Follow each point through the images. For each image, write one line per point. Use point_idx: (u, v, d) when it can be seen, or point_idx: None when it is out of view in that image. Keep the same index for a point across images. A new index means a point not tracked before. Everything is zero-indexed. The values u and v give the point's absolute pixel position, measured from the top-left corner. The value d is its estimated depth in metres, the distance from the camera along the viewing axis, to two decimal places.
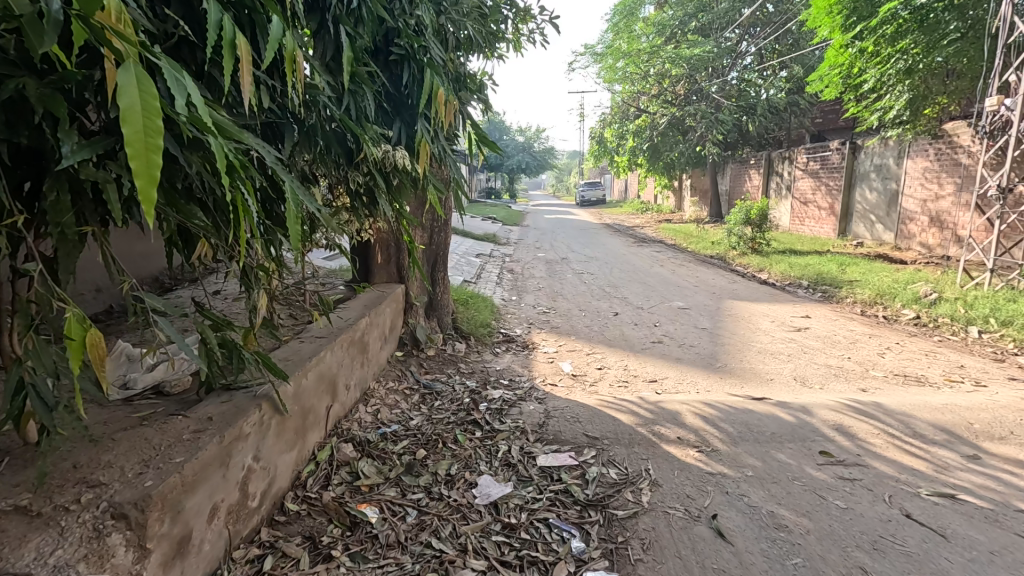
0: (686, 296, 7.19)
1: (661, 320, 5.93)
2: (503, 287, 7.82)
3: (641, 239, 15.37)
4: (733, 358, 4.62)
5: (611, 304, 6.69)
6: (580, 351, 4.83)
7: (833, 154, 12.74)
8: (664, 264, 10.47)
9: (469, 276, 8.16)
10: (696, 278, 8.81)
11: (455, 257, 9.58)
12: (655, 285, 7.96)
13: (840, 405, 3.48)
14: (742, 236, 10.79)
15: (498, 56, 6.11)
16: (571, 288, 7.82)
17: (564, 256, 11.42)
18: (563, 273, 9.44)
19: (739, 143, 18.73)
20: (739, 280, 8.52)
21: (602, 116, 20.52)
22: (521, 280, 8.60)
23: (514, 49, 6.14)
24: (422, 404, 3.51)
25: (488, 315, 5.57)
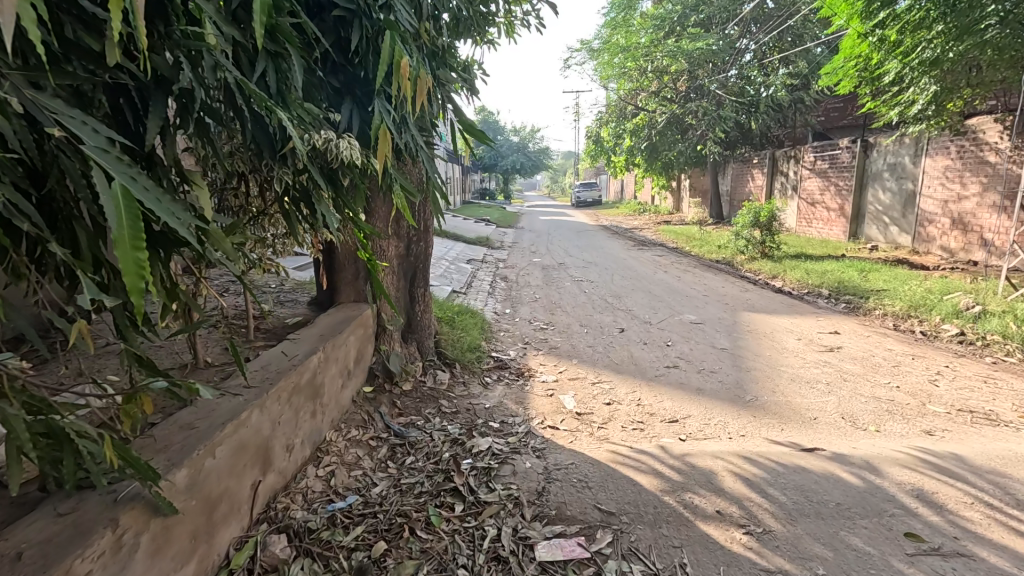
0: (697, 308, 6.52)
1: (673, 338, 5.26)
2: (495, 298, 7.12)
3: (641, 241, 14.74)
4: (763, 388, 3.94)
5: (616, 318, 6.01)
6: (583, 380, 4.14)
7: (842, 153, 12.15)
8: (668, 270, 9.82)
9: (458, 286, 7.46)
10: (704, 286, 8.17)
11: (445, 264, 8.88)
12: (661, 295, 7.30)
13: (912, 459, 2.80)
14: (750, 239, 10.15)
15: (487, 41, 5.42)
16: (570, 299, 7.13)
17: (562, 261, 10.73)
18: (560, 280, 8.75)
19: (740, 142, 18.14)
20: (751, 289, 7.86)
21: (599, 115, 19.87)
22: (516, 289, 7.91)
23: (507, 34, 5.46)
24: (390, 460, 2.80)
25: (478, 336, 4.85)
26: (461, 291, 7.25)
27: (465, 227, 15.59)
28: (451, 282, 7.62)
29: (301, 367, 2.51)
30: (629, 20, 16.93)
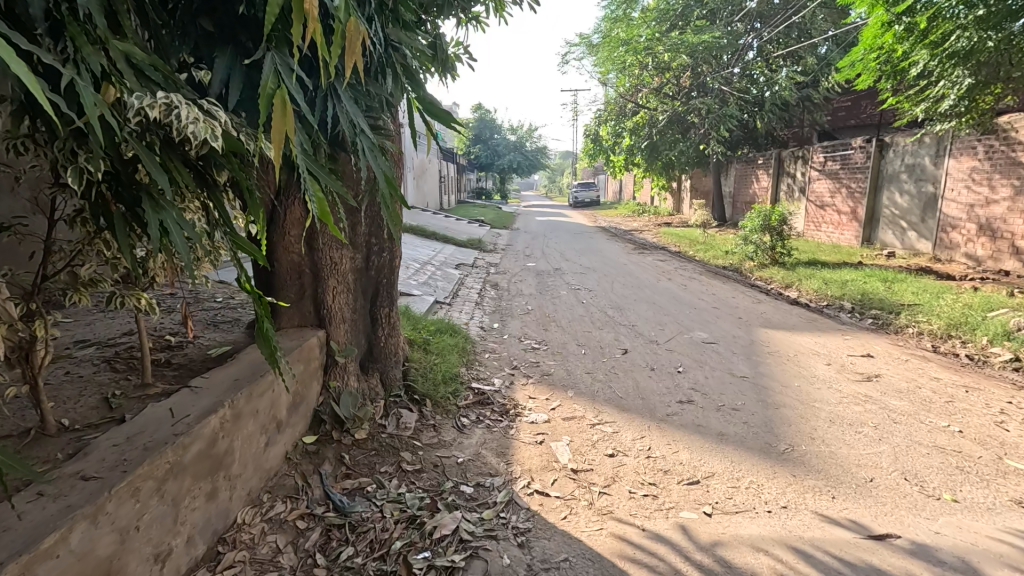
0: (708, 324, 5.82)
1: (683, 362, 4.56)
2: (483, 310, 6.43)
3: (641, 244, 14.07)
4: (798, 433, 3.25)
5: (617, 337, 5.31)
6: (581, 421, 3.43)
7: (855, 153, 11.50)
8: (672, 276, 9.14)
9: (442, 296, 6.75)
10: (713, 295, 7.48)
11: (430, 270, 8.17)
12: (667, 307, 6.61)
13: (1018, 553, 2.10)
14: (760, 244, 9.46)
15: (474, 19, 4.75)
16: (567, 311, 6.43)
17: (557, 266, 10.04)
18: (556, 288, 8.06)
19: (743, 142, 17.49)
20: (765, 301, 7.19)
21: (597, 113, 19.19)
22: (507, 298, 7.21)
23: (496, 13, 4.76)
24: (320, 556, 2.09)
25: (458, 362, 4.12)
26: (446, 303, 6.54)
27: (458, 228, 14.91)
28: (435, 291, 6.91)
29: (188, 436, 1.79)
30: (630, 14, 16.25)
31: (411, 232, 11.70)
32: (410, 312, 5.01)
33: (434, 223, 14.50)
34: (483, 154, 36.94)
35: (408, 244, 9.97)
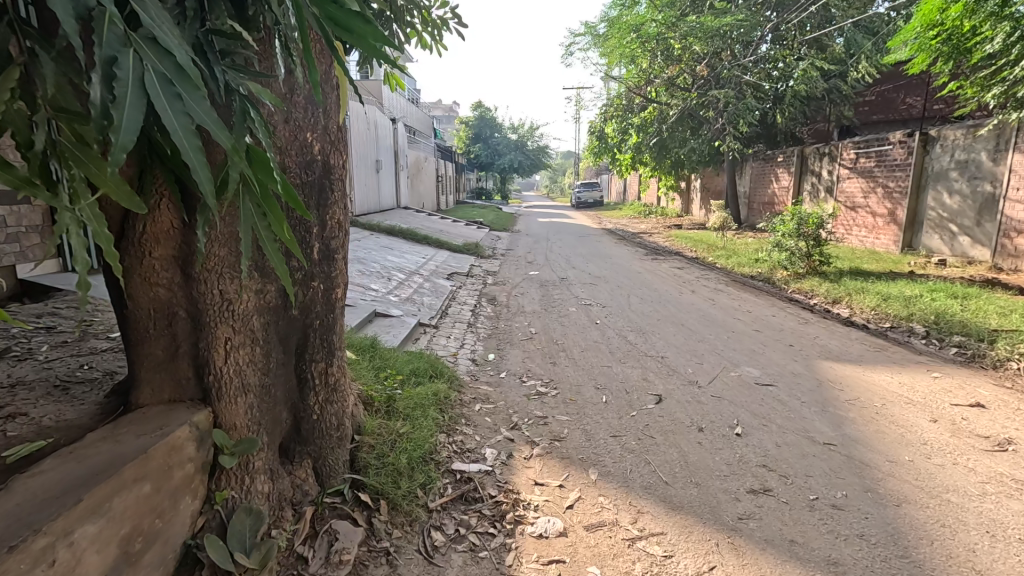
0: (755, 356, 4.67)
1: (739, 417, 3.42)
2: (476, 334, 5.30)
3: (653, 249, 12.92)
4: (954, 562, 2.10)
5: (643, 376, 4.17)
6: (613, 533, 2.29)
7: (894, 149, 10.34)
8: (694, 288, 8.02)
9: (428, 316, 5.63)
10: (749, 314, 6.34)
11: (417, 281, 7.05)
12: (699, 331, 5.48)
13: None
14: (794, 251, 8.30)
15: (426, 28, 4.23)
16: (578, 336, 5.29)
17: (563, 275, 8.92)
18: (563, 303, 6.94)
19: (760, 139, 16.38)
20: (813, 321, 6.05)
21: (603, 109, 18.08)
22: (505, 317, 6.09)
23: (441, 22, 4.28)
24: None
25: (435, 425, 2.97)
26: (432, 325, 5.41)
27: (453, 230, 13.83)
28: (420, 310, 5.78)
29: None
30: (638, 1, 15.16)
31: (401, 236, 10.59)
32: (378, 346, 3.85)
33: (427, 225, 13.40)
34: (483, 153, 35.84)
35: (396, 251, 8.85)
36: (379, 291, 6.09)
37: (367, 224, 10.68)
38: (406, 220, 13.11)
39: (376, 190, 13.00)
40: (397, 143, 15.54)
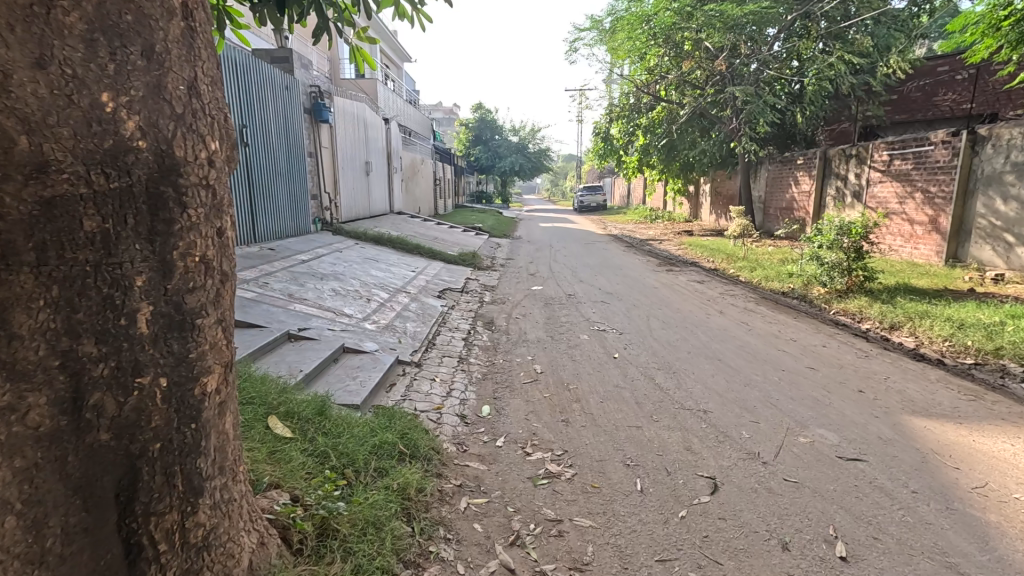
0: (824, 410, 3.64)
1: (835, 522, 2.40)
2: (469, 377, 4.29)
3: (666, 258, 11.94)
4: None
5: (685, 446, 3.15)
6: None
7: (935, 150, 9.38)
8: (720, 307, 7.04)
9: (410, 350, 4.61)
10: (795, 344, 5.32)
11: (402, 302, 6.07)
12: (742, 369, 4.47)
13: None
14: (833, 265, 7.29)
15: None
16: (594, 378, 4.28)
17: (571, 290, 7.93)
18: (572, 326, 5.94)
19: (777, 140, 15.43)
20: (873, 353, 5.05)
21: (608, 108, 17.12)
22: (505, 348, 5.07)
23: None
24: None
25: (394, 560, 1.96)
26: (415, 364, 4.39)
27: (450, 237, 12.85)
28: (402, 341, 4.77)
29: None
30: None
31: (389, 246, 9.59)
32: (329, 411, 2.81)
33: (421, 232, 12.40)
34: (483, 156, 34.93)
35: (380, 264, 7.85)
36: (353, 317, 5.08)
37: (353, 231, 9.68)
38: (399, 227, 12.14)
39: (366, 194, 12.02)
40: (390, 145, 14.58)
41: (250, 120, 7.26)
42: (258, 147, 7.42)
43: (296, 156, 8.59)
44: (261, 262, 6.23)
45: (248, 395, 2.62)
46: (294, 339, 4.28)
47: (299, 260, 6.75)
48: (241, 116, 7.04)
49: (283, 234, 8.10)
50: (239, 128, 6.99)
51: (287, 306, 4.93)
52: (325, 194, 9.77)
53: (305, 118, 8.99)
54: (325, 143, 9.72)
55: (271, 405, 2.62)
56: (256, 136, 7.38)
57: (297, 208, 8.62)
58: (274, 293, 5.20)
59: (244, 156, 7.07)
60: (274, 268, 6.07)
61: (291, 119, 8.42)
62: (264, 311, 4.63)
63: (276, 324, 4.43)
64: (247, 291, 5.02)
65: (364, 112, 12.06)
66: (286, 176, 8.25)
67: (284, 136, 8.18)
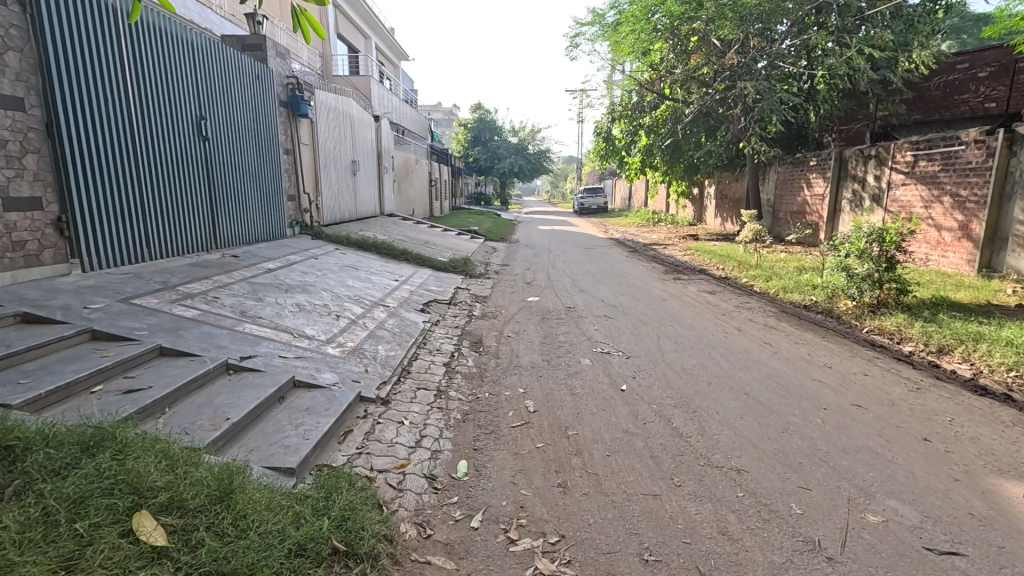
0: (889, 470, 2.88)
1: None
2: (445, 418, 3.53)
3: (672, 264, 11.21)
4: None
5: (720, 529, 2.38)
6: None
7: (967, 149, 8.65)
8: (737, 322, 6.29)
9: (377, 383, 3.85)
10: (831, 373, 4.56)
11: (377, 319, 5.32)
12: (776, 408, 3.72)
13: None
14: (863, 276, 6.53)
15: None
16: (598, 420, 3.52)
17: (570, 302, 7.18)
18: (571, 346, 5.19)
19: (787, 140, 14.73)
20: (925, 384, 4.30)
21: (610, 106, 16.39)
22: (492, 377, 4.32)
23: None
24: None
25: None
26: (381, 401, 3.62)
27: (442, 241, 12.11)
28: (368, 371, 4.01)
29: None
30: None
31: (374, 251, 8.84)
32: (241, 488, 2.06)
33: (411, 236, 11.66)
34: (482, 156, 34.22)
35: (360, 273, 7.09)
36: (314, 339, 4.32)
37: (334, 235, 8.93)
38: (387, 230, 11.40)
39: (352, 195, 11.29)
40: (381, 143, 13.84)
41: (212, 110, 6.49)
42: (221, 141, 6.66)
43: (266, 151, 7.82)
44: (218, 271, 5.48)
45: (117, 470, 1.86)
46: (235, 371, 3.52)
47: (264, 269, 5.99)
48: (201, 106, 6.26)
49: (251, 238, 7.36)
50: (199, 120, 6.21)
51: (235, 326, 4.17)
52: (305, 195, 9.04)
53: (280, 112, 8.26)
54: (304, 140, 9.00)
55: (152, 483, 1.87)
56: (219, 129, 6.62)
57: (268, 209, 7.87)
58: (223, 310, 4.44)
59: (205, 151, 6.31)
60: (231, 279, 5.32)
61: (260, 111, 7.65)
62: (204, 333, 3.87)
63: (215, 350, 3.67)
64: (189, 308, 4.26)
65: (351, 108, 11.32)
66: (255, 174, 7.50)
67: (256, 137, 7.51)
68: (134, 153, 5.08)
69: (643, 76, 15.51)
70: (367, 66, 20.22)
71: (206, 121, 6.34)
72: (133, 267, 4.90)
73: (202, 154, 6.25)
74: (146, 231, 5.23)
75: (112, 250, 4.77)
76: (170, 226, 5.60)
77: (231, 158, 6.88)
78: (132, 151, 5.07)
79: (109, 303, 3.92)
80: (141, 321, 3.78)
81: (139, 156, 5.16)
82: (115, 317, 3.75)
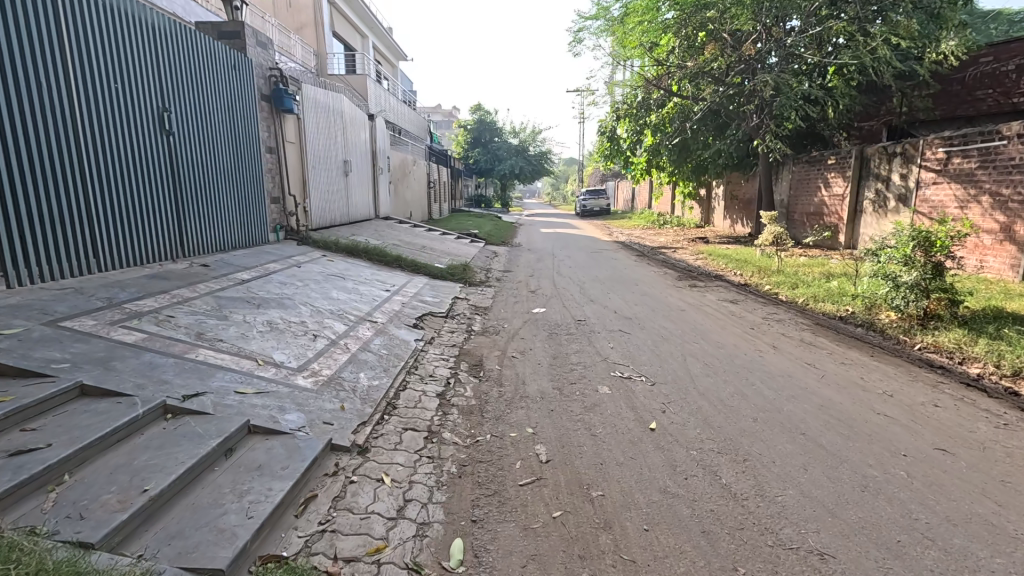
0: (1020, 555, 2.18)
1: None
2: (437, 472, 2.82)
3: (685, 269, 10.51)
4: None
5: None
6: None
7: (1009, 145, 7.99)
8: (769, 338, 5.58)
9: (355, 425, 3.15)
10: (894, 404, 3.86)
11: (361, 339, 4.61)
12: (844, 455, 3.02)
13: None
14: (909, 285, 5.81)
15: None
16: (627, 475, 2.82)
17: (580, 314, 6.48)
18: (585, 369, 4.49)
19: (801, 139, 14.05)
20: (1012, 420, 3.59)
21: (615, 105, 15.72)
22: (494, 412, 3.62)
23: None
24: None
25: None
26: (357, 451, 2.92)
27: (440, 246, 11.41)
28: (344, 409, 3.32)
29: None
30: None
31: (365, 258, 8.15)
32: None
33: (407, 240, 10.97)
34: (482, 158, 33.55)
35: (347, 283, 6.40)
36: (282, 368, 3.63)
37: (322, 241, 8.24)
38: (382, 234, 10.72)
39: (344, 198, 10.61)
40: (376, 143, 13.17)
41: (178, 102, 5.79)
42: (190, 136, 5.95)
43: (244, 147, 7.11)
44: (179, 284, 4.79)
45: None
46: (174, 414, 2.82)
47: (236, 281, 5.30)
48: (164, 97, 5.56)
49: (227, 244, 6.67)
50: (162, 113, 5.51)
51: (186, 353, 3.48)
52: (290, 197, 8.36)
53: (261, 106, 7.60)
54: (290, 139, 8.35)
55: None
56: (187, 123, 5.92)
57: (246, 211, 7.16)
58: (175, 332, 3.75)
59: (170, 147, 5.60)
60: (194, 293, 4.63)
61: (236, 103, 6.94)
62: (144, 364, 3.18)
63: (153, 386, 2.98)
64: (133, 331, 3.57)
65: (343, 104, 10.64)
66: (231, 174, 6.79)
67: (233, 133, 6.85)
68: (77, 148, 4.40)
69: (650, 72, 14.82)
70: (363, 65, 19.54)
71: (171, 114, 5.64)
72: (76, 281, 4.21)
73: (165, 151, 5.55)
74: (94, 238, 4.55)
75: (48, 261, 4.10)
76: (126, 232, 4.91)
77: (202, 156, 6.18)
78: (78, 145, 4.42)
79: (30, 327, 3.23)
80: (65, 350, 3.09)
81: (88, 151, 4.51)
82: (32, 345, 3.06)
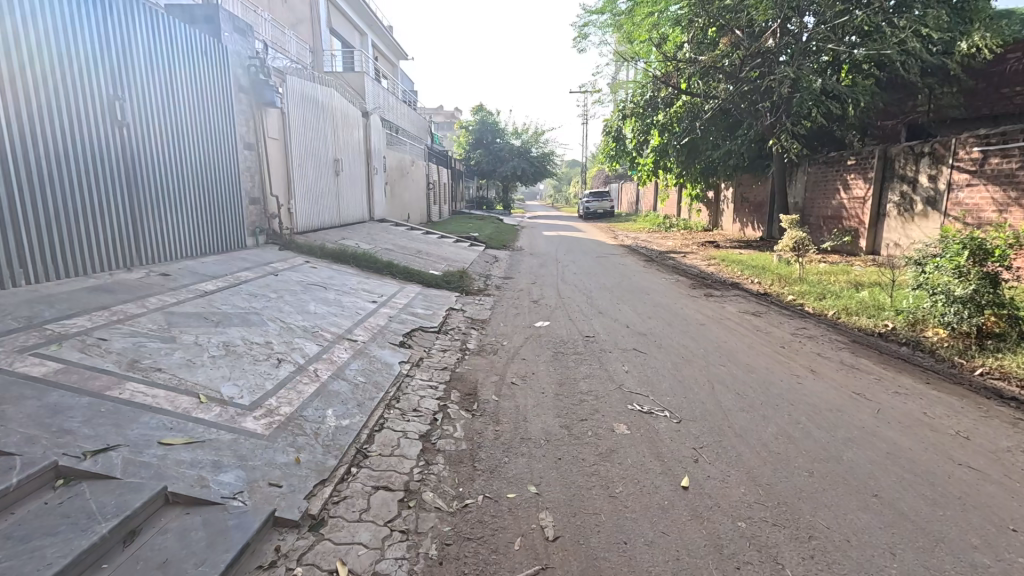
0: None
1: None
2: (410, 558, 2.15)
3: (699, 277, 9.82)
4: None
5: None
6: None
7: None
8: (805, 360, 4.88)
9: (311, 486, 2.49)
10: (976, 450, 3.16)
11: (333, 363, 3.93)
12: (942, 533, 2.33)
13: None
14: (959, 299, 5.09)
15: None
16: (660, 563, 2.14)
17: (588, 329, 5.80)
18: (596, 400, 3.81)
19: (817, 139, 13.36)
20: None
21: (620, 103, 15.06)
22: (488, 462, 2.94)
23: None
24: None
25: None
26: (308, 526, 2.26)
27: (436, 250, 10.74)
28: (299, 462, 2.65)
29: None
30: None
31: (352, 264, 7.48)
32: None
33: (401, 244, 10.30)
34: (484, 159, 32.89)
35: (328, 293, 5.72)
36: (230, 407, 2.96)
37: (306, 245, 7.57)
38: (374, 238, 10.06)
39: (334, 199, 9.96)
40: (371, 142, 12.53)
41: (135, 91, 5.14)
42: (149, 129, 5.29)
43: (216, 143, 6.45)
44: (127, 297, 4.12)
45: None
46: (67, 480, 2.14)
47: (196, 293, 4.63)
48: (116, 84, 4.89)
49: (193, 251, 5.96)
50: (113, 101, 4.84)
51: (108, 388, 2.81)
52: (272, 198, 7.71)
53: (239, 98, 6.96)
54: (273, 134, 7.75)
55: None
56: (145, 114, 5.25)
57: (219, 214, 6.49)
58: (102, 360, 3.09)
59: (123, 141, 4.93)
60: (141, 309, 3.97)
61: (206, 94, 6.27)
62: (46, 408, 2.51)
63: (48, 439, 2.31)
64: (46, 361, 2.91)
65: (334, 99, 10.03)
66: (201, 172, 6.13)
67: (201, 128, 6.17)
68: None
69: (658, 70, 14.16)
70: (360, 63, 18.89)
71: (124, 103, 4.97)
72: None
73: (117, 145, 4.87)
74: (19, 246, 3.86)
75: None
76: (64, 239, 4.23)
77: (165, 152, 5.52)
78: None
79: None
80: None
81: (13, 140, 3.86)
82: None
